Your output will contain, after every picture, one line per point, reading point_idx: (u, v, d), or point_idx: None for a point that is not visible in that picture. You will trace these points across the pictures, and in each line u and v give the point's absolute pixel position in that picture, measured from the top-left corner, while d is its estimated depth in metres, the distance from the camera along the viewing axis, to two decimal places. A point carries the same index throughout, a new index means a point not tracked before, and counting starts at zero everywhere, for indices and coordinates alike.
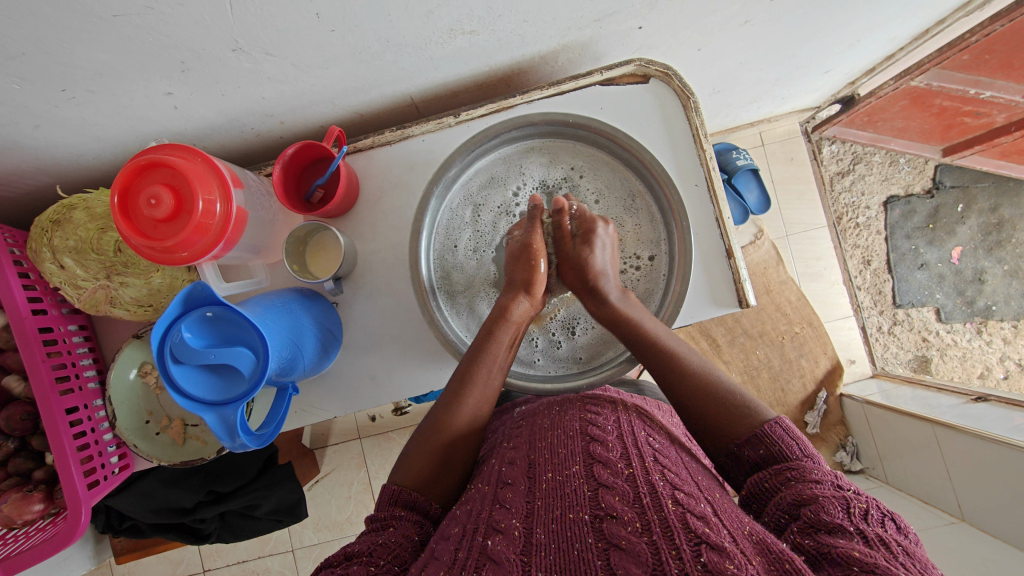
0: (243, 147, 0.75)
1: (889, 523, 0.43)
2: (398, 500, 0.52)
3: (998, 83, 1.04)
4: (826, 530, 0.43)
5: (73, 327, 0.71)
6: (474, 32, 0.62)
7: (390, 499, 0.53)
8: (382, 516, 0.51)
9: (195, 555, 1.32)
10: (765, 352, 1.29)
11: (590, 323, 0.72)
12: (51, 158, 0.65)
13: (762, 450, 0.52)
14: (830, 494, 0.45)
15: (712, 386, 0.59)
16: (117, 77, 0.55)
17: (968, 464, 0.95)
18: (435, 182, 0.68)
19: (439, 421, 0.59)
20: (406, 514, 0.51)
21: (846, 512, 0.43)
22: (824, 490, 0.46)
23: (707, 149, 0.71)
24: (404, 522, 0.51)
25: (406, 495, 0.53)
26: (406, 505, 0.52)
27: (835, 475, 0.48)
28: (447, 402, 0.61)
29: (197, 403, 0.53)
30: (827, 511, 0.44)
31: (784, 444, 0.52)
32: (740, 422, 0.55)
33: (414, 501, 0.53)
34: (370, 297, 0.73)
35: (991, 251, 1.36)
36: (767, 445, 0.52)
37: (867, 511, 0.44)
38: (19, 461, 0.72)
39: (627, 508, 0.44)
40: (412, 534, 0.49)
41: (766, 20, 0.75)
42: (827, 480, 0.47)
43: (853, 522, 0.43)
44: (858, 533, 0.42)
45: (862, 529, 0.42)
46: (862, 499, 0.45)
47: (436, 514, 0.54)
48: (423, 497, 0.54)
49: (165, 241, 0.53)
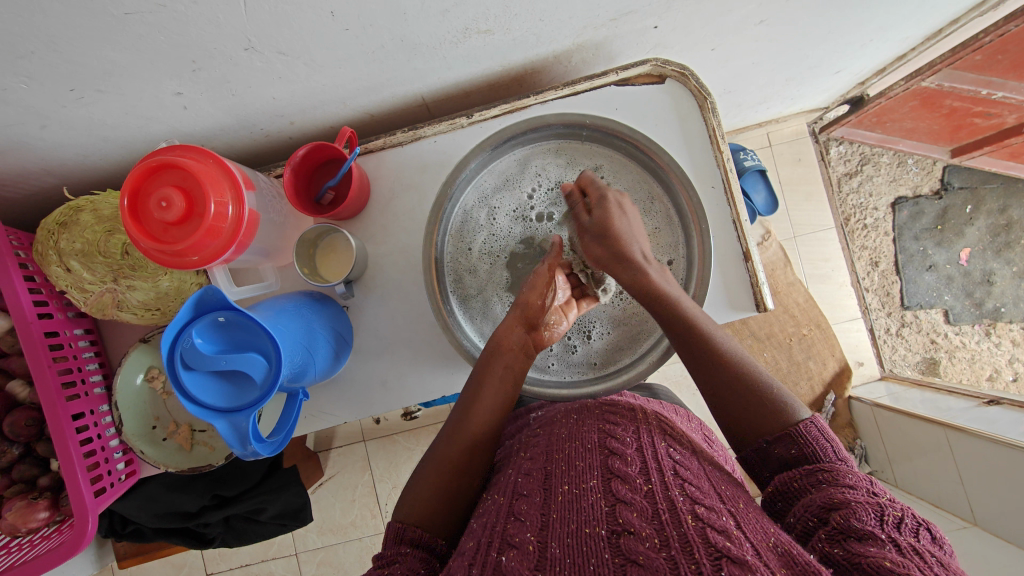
0: (251, 147, 0.74)
1: (924, 533, 0.42)
2: (403, 537, 0.52)
3: (1011, 83, 1.03)
4: (856, 537, 0.42)
5: (79, 331, 0.69)
6: (490, 32, 0.61)
7: (395, 536, 0.52)
8: (388, 554, 0.50)
9: (197, 559, 1.30)
10: (773, 354, 1.28)
11: (607, 328, 0.70)
12: (57, 159, 0.64)
13: (794, 449, 0.52)
14: (864, 499, 0.44)
15: (747, 402, 0.56)
16: (126, 76, 0.54)
17: (980, 468, 0.94)
18: (449, 183, 0.67)
19: (442, 453, 0.60)
20: (412, 550, 0.50)
21: (878, 520, 0.42)
22: (857, 496, 0.45)
23: (723, 150, 0.70)
24: (411, 556, 0.50)
25: (412, 532, 0.52)
26: (411, 540, 0.52)
27: (870, 481, 0.47)
28: (450, 434, 0.62)
29: (208, 410, 0.52)
30: (859, 518, 0.43)
31: (817, 444, 0.51)
32: (772, 419, 0.54)
33: (418, 536, 0.52)
34: (380, 300, 0.72)
35: (1000, 252, 1.35)
36: (800, 446, 0.52)
37: (901, 520, 0.43)
38: (23, 467, 0.71)
39: (645, 524, 0.43)
40: (419, 566, 0.49)
41: (781, 20, 0.74)
42: (862, 486, 0.46)
43: (885, 531, 0.42)
44: (890, 541, 0.41)
45: (895, 538, 0.41)
46: (897, 507, 0.44)
47: (442, 550, 0.53)
48: (428, 535, 0.53)
49: (177, 245, 0.52)
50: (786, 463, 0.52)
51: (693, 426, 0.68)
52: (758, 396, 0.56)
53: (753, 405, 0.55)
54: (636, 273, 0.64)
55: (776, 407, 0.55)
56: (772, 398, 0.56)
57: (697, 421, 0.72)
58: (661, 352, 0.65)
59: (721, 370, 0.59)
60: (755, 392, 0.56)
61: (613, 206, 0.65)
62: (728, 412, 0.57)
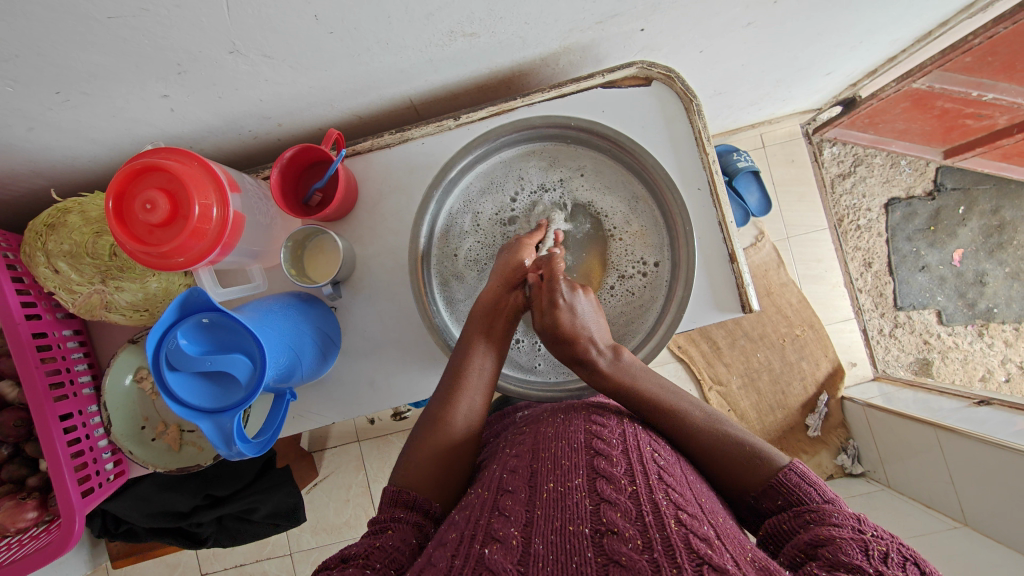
0: (240, 149, 0.75)
1: (912, 568, 0.41)
2: (397, 501, 0.53)
3: (1001, 85, 1.04)
4: (845, 569, 0.41)
5: (67, 332, 0.70)
6: (475, 35, 0.62)
7: (391, 500, 0.53)
8: (382, 518, 0.51)
9: (192, 558, 1.31)
10: (765, 354, 1.29)
11: None
12: (46, 161, 0.64)
13: (780, 501, 0.51)
14: (848, 535, 0.44)
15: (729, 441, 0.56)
16: (112, 79, 0.54)
17: (970, 469, 0.94)
18: (434, 185, 0.68)
19: (435, 422, 0.59)
20: (406, 515, 0.51)
21: (864, 553, 0.42)
22: (843, 532, 0.44)
23: (709, 152, 0.70)
24: (404, 524, 0.50)
25: (405, 495, 0.53)
26: (406, 504, 0.52)
27: (857, 519, 0.46)
28: (442, 400, 0.61)
29: (194, 409, 0.52)
30: (845, 550, 0.42)
31: (801, 491, 0.51)
32: (752, 472, 0.54)
33: (413, 500, 0.53)
34: (368, 301, 0.73)
35: (992, 253, 1.35)
36: (784, 496, 0.51)
37: (886, 554, 0.42)
38: (12, 467, 0.71)
39: (628, 524, 0.43)
40: (410, 538, 0.49)
41: (767, 23, 0.75)
42: (847, 523, 0.46)
43: (872, 564, 0.41)
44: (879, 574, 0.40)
45: (881, 571, 0.40)
46: (882, 542, 0.43)
47: (437, 512, 0.53)
48: (422, 497, 0.53)
49: (162, 247, 0.53)
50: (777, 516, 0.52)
51: None
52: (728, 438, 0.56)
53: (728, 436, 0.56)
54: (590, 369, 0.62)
55: (757, 464, 0.54)
56: (749, 451, 0.55)
57: None
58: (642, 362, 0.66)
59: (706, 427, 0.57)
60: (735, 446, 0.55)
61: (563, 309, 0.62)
62: (704, 464, 0.56)
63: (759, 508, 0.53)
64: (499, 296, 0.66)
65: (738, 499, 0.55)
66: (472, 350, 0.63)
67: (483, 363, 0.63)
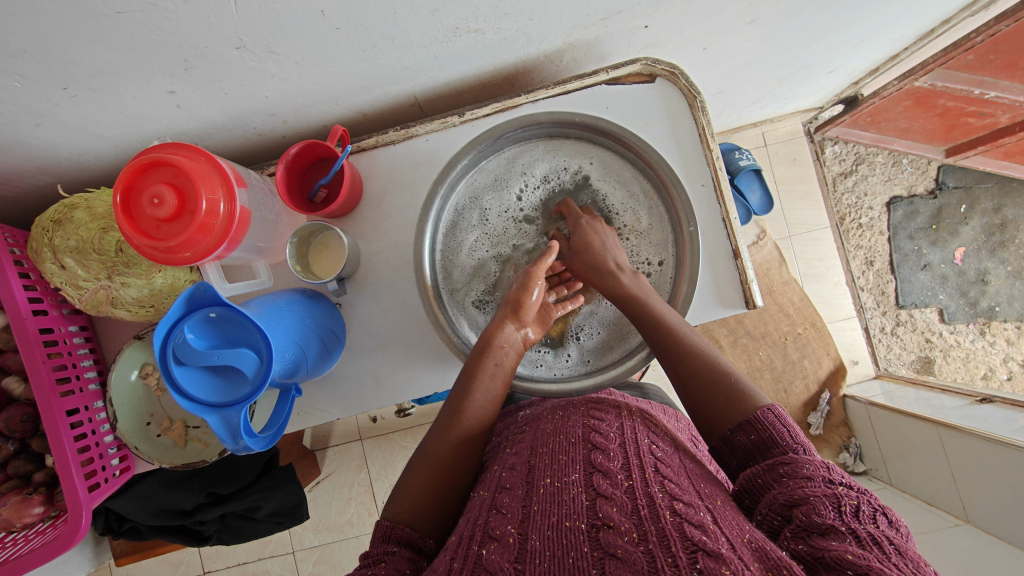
0: (245, 146, 0.75)
1: (881, 518, 0.43)
2: (391, 535, 0.51)
3: (1003, 83, 1.04)
4: (819, 533, 0.43)
5: (73, 328, 0.70)
6: (480, 31, 0.62)
7: (384, 535, 0.52)
8: (374, 553, 0.50)
9: (195, 557, 1.31)
10: (768, 353, 1.29)
11: (596, 329, 0.72)
12: (52, 157, 0.65)
13: (753, 436, 0.53)
14: (821, 492, 0.45)
15: (730, 403, 0.56)
16: (119, 75, 0.54)
17: (972, 466, 0.94)
18: (439, 180, 0.68)
19: (429, 455, 0.58)
20: (400, 550, 0.50)
21: (836, 510, 0.43)
22: (816, 488, 0.45)
23: (713, 149, 0.70)
24: (397, 556, 0.50)
25: (400, 530, 0.52)
26: (399, 539, 0.51)
27: (827, 468, 0.47)
28: (437, 434, 0.60)
29: (201, 404, 0.52)
30: (818, 512, 0.43)
31: (774, 430, 0.52)
32: (739, 407, 0.55)
33: (406, 536, 0.52)
34: (373, 297, 0.73)
35: (994, 251, 1.36)
36: (757, 432, 0.53)
37: (858, 508, 0.43)
38: (18, 463, 0.71)
39: (624, 518, 0.43)
40: (404, 568, 0.48)
41: (771, 21, 0.75)
42: (819, 475, 0.47)
43: (844, 522, 0.42)
44: (850, 534, 0.41)
45: (854, 529, 0.42)
46: (854, 495, 0.44)
47: (430, 550, 0.53)
48: (417, 534, 0.53)
49: (169, 241, 0.53)
50: (750, 453, 0.53)
51: (681, 427, 0.69)
52: (730, 393, 0.57)
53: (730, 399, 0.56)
54: (611, 282, 0.66)
55: (739, 398, 0.56)
56: (736, 389, 0.57)
57: (684, 421, 0.73)
58: (640, 356, 0.66)
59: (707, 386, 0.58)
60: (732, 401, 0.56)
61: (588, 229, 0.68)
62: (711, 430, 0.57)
63: (735, 442, 0.54)
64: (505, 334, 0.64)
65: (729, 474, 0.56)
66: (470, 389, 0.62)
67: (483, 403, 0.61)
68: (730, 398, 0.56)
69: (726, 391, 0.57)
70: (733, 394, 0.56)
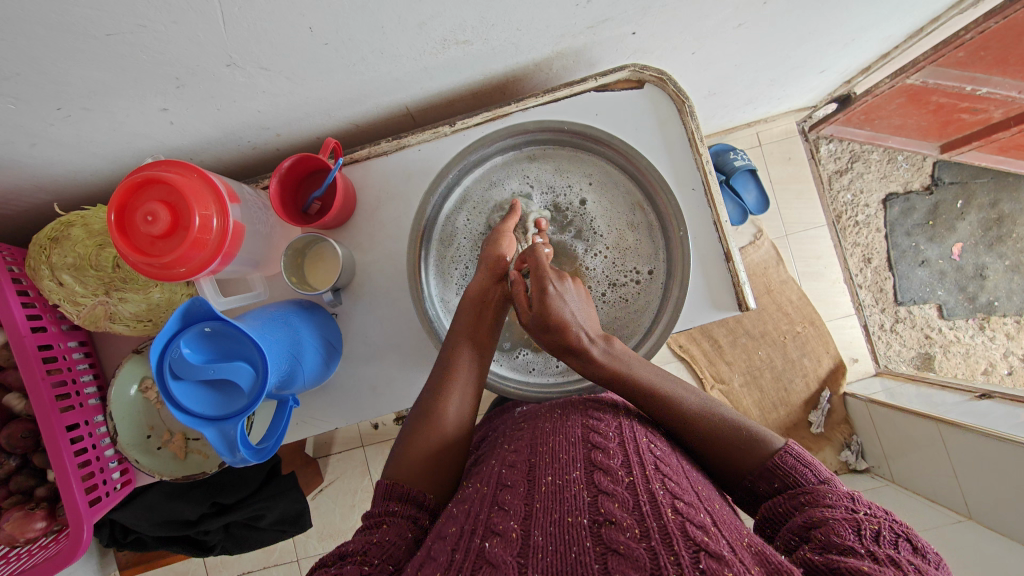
0: (239, 160, 0.76)
1: (904, 544, 0.43)
2: (392, 494, 0.52)
3: (995, 79, 1.04)
4: (837, 551, 0.42)
5: (73, 343, 0.71)
6: (468, 42, 0.63)
7: (385, 494, 0.53)
8: (376, 513, 0.51)
9: (200, 566, 1.31)
10: (767, 352, 1.29)
11: None
12: (49, 176, 0.65)
13: (777, 483, 0.53)
14: (841, 516, 0.45)
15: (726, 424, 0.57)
16: (112, 94, 0.55)
17: (973, 462, 0.94)
18: (432, 189, 0.68)
19: (427, 412, 0.59)
20: (401, 509, 0.51)
21: (856, 533, 0.43)
22: (836, 513, 0.46)
23: (702, 153, 0.71)
24: (398, 518, 0.50)
25: (400, 488, 0.53)
26: (401, 497, 0.52)
27: (850, 498, 0.47)
28: (433, 393, 0.60)
29: (197, 418, 0.53)
30: (837, 532, 0.44)
31: (797, 471, 0.52)
32: (750, 454, 0.55)
33: (407, 492, 0.52)
34: (368, 307, 0.73)
35: (992, 246, 1.36)
36: (781, 479, 0.52)
37: (879, 532, 0.43)
38: (20, 479, 0.71)
39: (626, 514, 0.44)
40: (406, 532, 0.49)
41: (758, 24, 0.76)
42: (841, 504, 0.47)
43: (864, 543, 0.42)
44: (869, 555, 0.41)
45: (873, 550, 0.42)
46: (875, 520, 0.45)
47: (431, 505, 0.53)
48: (417, 489, 0.53)
49: (163, 258, 0.54)
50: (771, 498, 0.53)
51: None
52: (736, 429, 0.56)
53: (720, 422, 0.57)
54: (585, 359, 0.60)
55: (753, 443, 0.55)
56: (748, 432, 0.56)
57: None
58: None
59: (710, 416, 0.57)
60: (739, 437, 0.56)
61: (554, 299, 0.59)
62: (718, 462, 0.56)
63: (756, 490, 0.54)
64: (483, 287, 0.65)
65: (741, 490, 0.56)
66: (463, 343, 0.64)
67: (475, 357, 0.63)
68: (738, 437, 0.56)
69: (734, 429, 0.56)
70: (745, 436, 0.56)
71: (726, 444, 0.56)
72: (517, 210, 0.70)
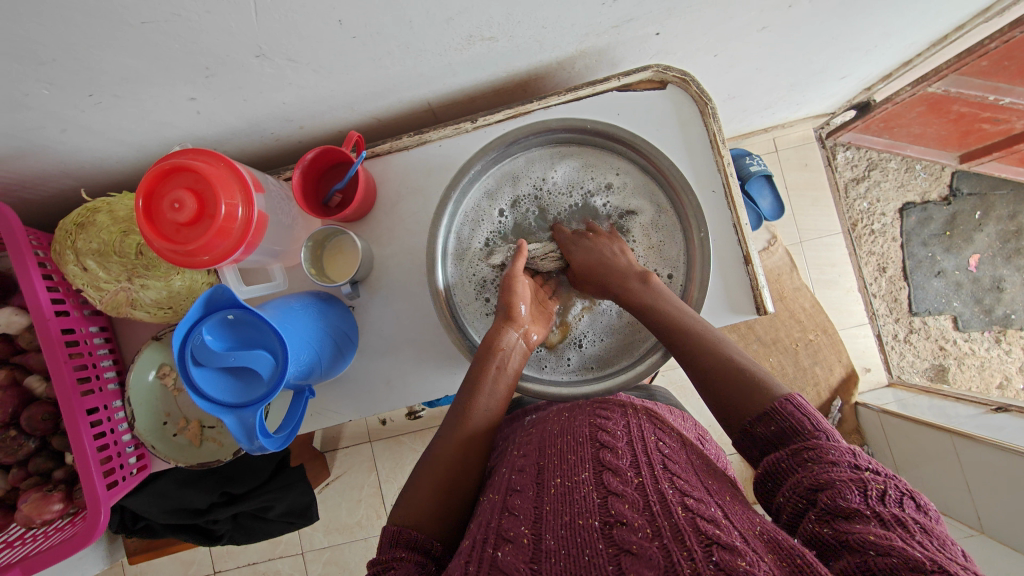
0: (261, 151, 0.76)
1: (908, 502, 0.43)
2: (399, 541, 0.51)
3: (1018, 89, 1.03)
4: (844, 516, 0.43)
5: (94, 328, 0.72)
6: (493, 39, 0.63)
7: (392, 539, 0.52)
8: (384, 558, 0.50)
9: (206, 556, 1.32)
10: (778, 359, 1.26)
11: (599, 337, 0.72)
12: (75, 162, 0.66)
13: (774, 427, 0.52)
14: (847, 475, 0.44)
15: (738, 378, 0.56)
16: (142, 82, 0.56)
17: (988, 477, 0.93)
18: (452, 186, 0.69)
19: (433, 459, 0.58)
20: (407, 555, 0.50)
21: (863, 495, 0.43)
22: (841, 472, 0.45)
23: (724, 156, 0.71)
24: (407, 563, 0.50)
25: (407, 535, 0.52)
26: (407, 545, 0.51)
27: (852, 453, 0.47)
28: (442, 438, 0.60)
29: (217, 404, 0.53)
30: (844, 496, 0.43)
31: (797, 420, 0.51)
32: (752, 399, 0.54)
33: (413, 540, 0.52)
34: (385, 300, 0.74)
35: (1010, 259, 1.34)
36: (777, 423, 0.52)
37: (885, 491, 0.43)
38: (39, 461, 0.73)
39: (637, 514, 0.43)
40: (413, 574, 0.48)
41: (782, 28, 0.75)
42: (845, 460, 0.46)
43: (870, 505, 0.42)
44: (875, 516, 0.42)
45: (879, 511, 0.42)
46: (880, 480, 0.44)
47: (439, 552, 0.52)
48: (423, 536, 0.52)
49: (189, 245, 0.54)
50: (771, 442, 0.52)
51: (688, 426, 0.68)
52: (742, 381, 0.56)
53: (735, 378, 0.56)
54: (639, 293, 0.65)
55: (757, 391, 0.54)
56: (753, 380, 0.55)
57: (691, 421, 0.72)
58: (657, 356, 0.67)
59: (722, 374, 0.57)
60: (749, 389, 0.55)
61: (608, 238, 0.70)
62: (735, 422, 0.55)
63: (755, 434, 0.53)
64: (508, 339, 0.64)
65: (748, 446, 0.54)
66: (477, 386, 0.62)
67: (488, 399, 0.62)
68: (744, 385, 0.55)
69: (741, 379, 0.56)
70: (748, 383, 0.55)
71: (733, 393, 0.55)
72: (524, 250, 0.69)
